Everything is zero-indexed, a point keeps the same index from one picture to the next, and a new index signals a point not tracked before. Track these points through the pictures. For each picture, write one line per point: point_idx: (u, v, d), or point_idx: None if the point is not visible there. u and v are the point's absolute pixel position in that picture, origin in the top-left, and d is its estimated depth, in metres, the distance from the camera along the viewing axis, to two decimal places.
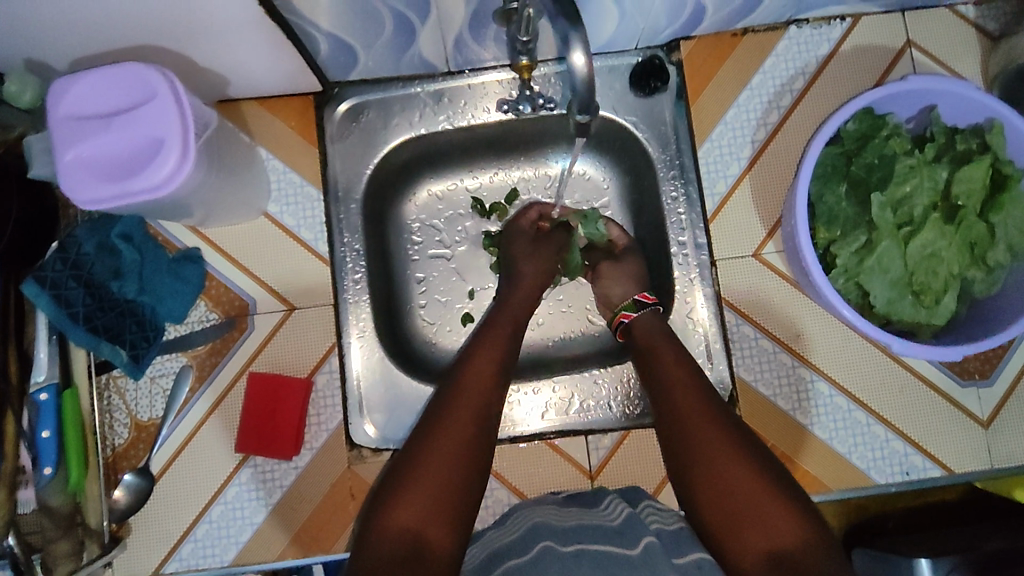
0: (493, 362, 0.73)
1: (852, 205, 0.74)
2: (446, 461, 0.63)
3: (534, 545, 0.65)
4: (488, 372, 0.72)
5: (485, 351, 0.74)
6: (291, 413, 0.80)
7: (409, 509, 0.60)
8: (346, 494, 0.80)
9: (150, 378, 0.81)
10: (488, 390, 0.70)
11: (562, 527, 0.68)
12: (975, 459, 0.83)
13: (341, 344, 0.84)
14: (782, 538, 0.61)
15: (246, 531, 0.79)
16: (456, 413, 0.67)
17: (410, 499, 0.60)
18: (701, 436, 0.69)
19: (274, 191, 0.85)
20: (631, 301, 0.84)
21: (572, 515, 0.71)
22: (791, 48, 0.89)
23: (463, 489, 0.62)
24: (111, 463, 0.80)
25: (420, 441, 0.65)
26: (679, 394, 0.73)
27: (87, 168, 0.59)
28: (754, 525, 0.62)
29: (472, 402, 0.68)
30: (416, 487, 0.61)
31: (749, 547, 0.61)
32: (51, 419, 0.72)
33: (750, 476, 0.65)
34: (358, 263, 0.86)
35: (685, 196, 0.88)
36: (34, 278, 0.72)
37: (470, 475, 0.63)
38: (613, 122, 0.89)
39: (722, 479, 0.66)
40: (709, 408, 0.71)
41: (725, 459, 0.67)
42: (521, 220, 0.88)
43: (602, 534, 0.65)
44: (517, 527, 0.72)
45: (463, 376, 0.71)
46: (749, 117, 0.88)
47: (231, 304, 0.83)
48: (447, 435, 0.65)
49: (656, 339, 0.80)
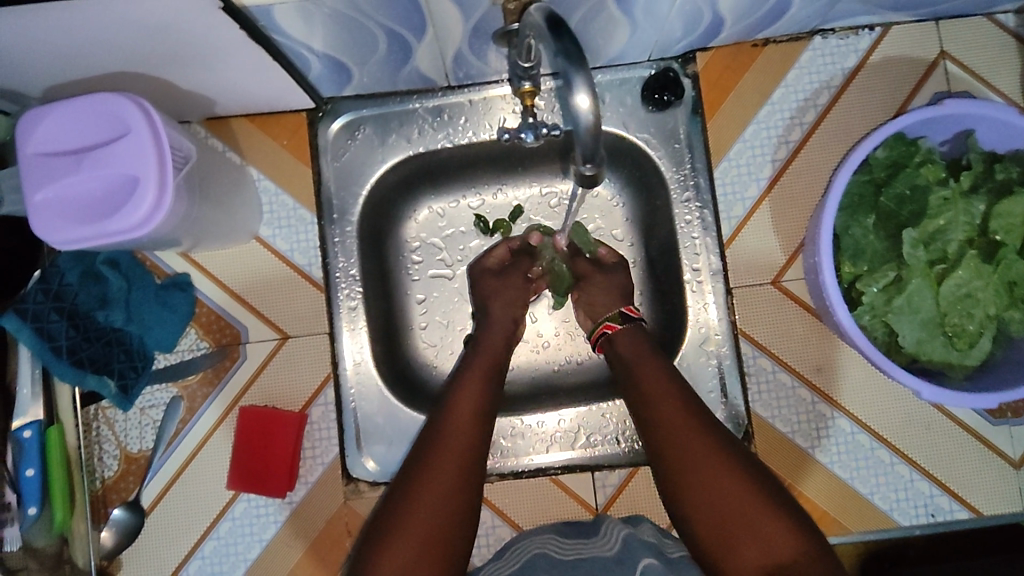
0: (479, 395, 0.68)
1: (880, 239, 0.70)
2: (432, 508, 0.59)
3: None
4: (475, 405, 0.67)
5: (472, 380, 0.70)
6: (285, 447, 0.77)
7: (397, 559, 0.56)
8: (341, 531, 0.77)
9: (140, 409, 0.78)
10: (476, 425, 0.66)
11: (561, 561, 0.65)
12: (1006, 501, 0.78)
13: (338, 373, 0.80)
14: (781, 552, 0.57)
15: (239, 567, 0.77)
16: (443, 452, 0.63)
17: (394, 548, 0.57)
18: (685, 452, 0.63)
19: (266, 214, 0.81)
20: (616, 312, 0.77)
21: (572, 545, 0.69)
22: (815, 60, 0.83)
23: (453, 534, 0.59)
24: (100, 496, 0.77)
25: (405, 486, 0.61)
26: (663, 404, 0.67)
27: (57, 208, 0.57)
28: (752, 542, 0.58)
29: (461, 439, 0.64)
30: (401, 535, 0.58)
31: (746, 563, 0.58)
32: (35, 459, 0.71)
33: (745, 494, 0.60)
34: (353, 289, 0.81)
35: (700, 219, 0.83)
36: (14, 311, 0.69)
37: (458, 522, 0.60)
38: (623, 139, 0.83)
39: (712, 495, 0.60)
40: (695, 420, 0.65)
41: (714, 472, 0.61)
42: (485, 262, 0.83)
43: (603, 566, 0.62)
44: (515, 558, 0.69)
45: (447, 411, 0.67)
46: (769, 135, 0.83)
47: (222, 332, 0.80)
48: (434, 477, 0.61)
49: (640, 349, 0.73)
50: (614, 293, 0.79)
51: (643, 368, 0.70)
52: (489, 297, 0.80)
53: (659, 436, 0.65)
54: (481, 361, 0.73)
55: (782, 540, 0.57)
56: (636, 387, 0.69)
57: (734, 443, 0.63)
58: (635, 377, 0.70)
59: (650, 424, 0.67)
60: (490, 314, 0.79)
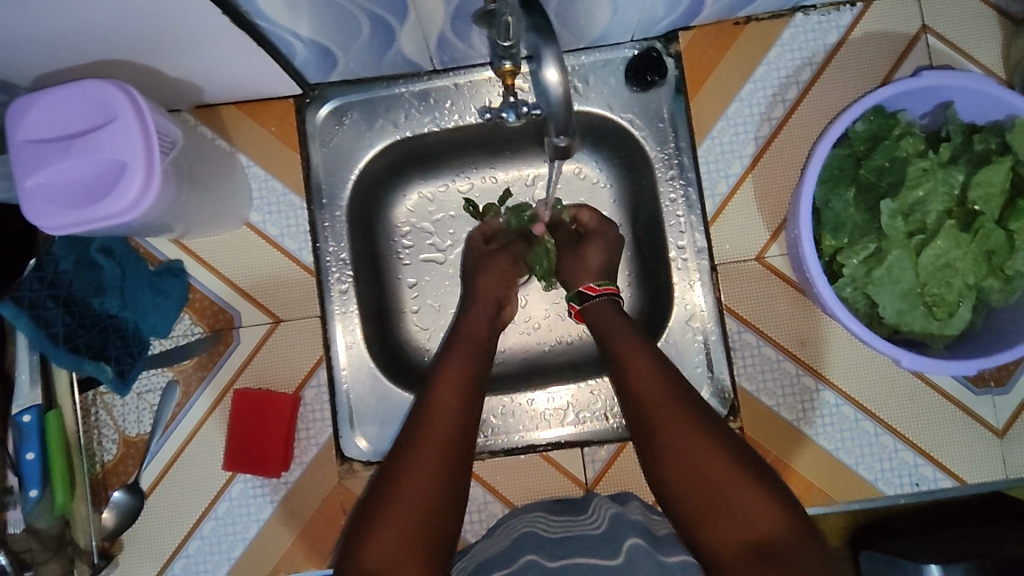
0: (461, 386, 0.69)
1: (860, 211, 0.70)
2: (416, 490, 0.60)
3: (519, 557, 0.63)
4: (457, 396, 0.68)
5: (454, 369, 0.71)
6: (279, 428, 0.78)
7: (385, 535, 0.58)
8: (337, 509, 0.79)
9: (136, 394, 0.80)
10: (458, 416, 0.66)
11: (549, 537, 0.66)
12: (989, 470, 0.79)
13: (330, 355, 0.81)
14: (763, 529, 0.57)
15: (237, 546, 0.78)
16: (427, 443, 0.63)
17: (380, 536, 0.58)
18: (663, 427, 0.63)
19: (256, 200, 0.83)
20: (576, 292, 0.78)
21: (560, 524, 0.70)
22: (797, 36, 0.83)
23: (441, 509, 0.61)
24: (100, 479, 0.79)
25: (390, 477, 0.62)
26: (653, 385, 0.67)
27: (49, 193, 0.59)
28: (732, 517, 0.58)
29: (439, 427, 0.65)
30: (388, 522, 0.59)
31: (726, 541, 0.58)
32: (35, 442, 0.72)
33: (725, 467, 0.60)
34: (344, 273, 0.83)
35: (685, 197, 0.84)
36: (11, 299, 0.70)
37: (443, 509, 0.61)
38: (608, 119, 0.84)
39: (691, 468, 0.61)
40: (675, 394, 0.65)
41: (693, 445, 0.61)
42: (473, 245, 0.84)
43: (587, 543, 0.63)
44: (505, 537, 0.70)
45: (429, 403, 0.67)
46: (752, 112, 0.83)
47: (215, 317, 0.81)
48: (419, 464, 0.62)
49: (623, 326, 0.73)
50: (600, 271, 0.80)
51: (630, 346, 0.70)
52: (473, 276, 0.82)
53: (642, 409, 0.66)
54: (466, 341, 0.75)
55: (766, 515, 0.58)
56: (618, 365, 0.70)
57: (711, 418, 0.64)
58: (615, 352, 0.71)
59: (629, 401, 0.67)
60: (477, 290, 0.81)
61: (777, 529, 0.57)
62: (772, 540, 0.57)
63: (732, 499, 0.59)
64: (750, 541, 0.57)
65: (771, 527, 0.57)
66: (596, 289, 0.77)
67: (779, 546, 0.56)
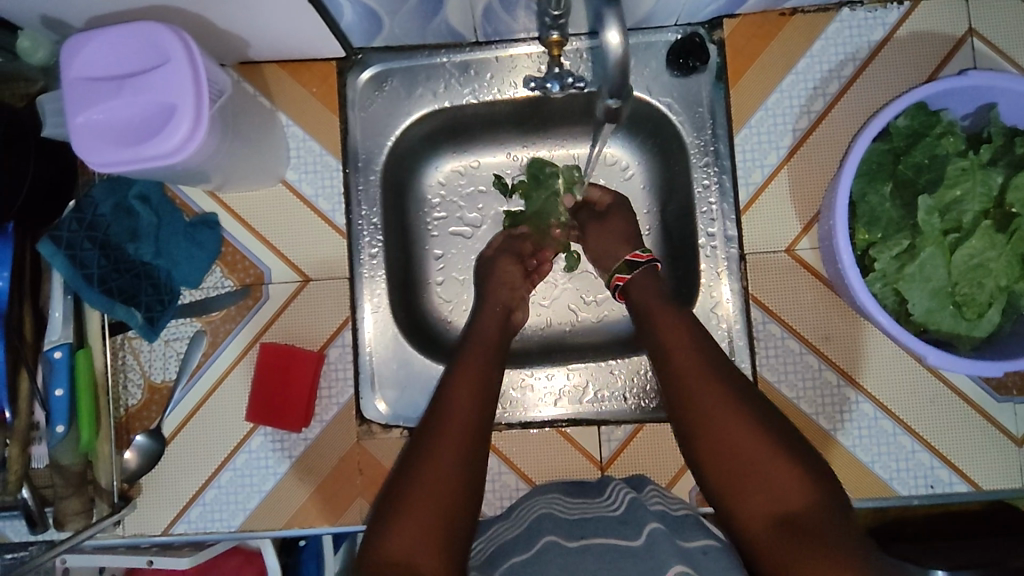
0: (478, 373, 0.71)
1: (896, 207, 0.71)
2: (443, 465, 0.62)
3: (538, 540, 0.63)
4: (474, 388, 0.69)
5: (471, 364, 0.72)
6: (303, 384, 0.79)
7: (413, 513, 0.58)
8: (354, 468, 0.80)
9: (164, 341, 0.81)
10: (478, 394, 0.68)
11: (566, 520, 0.66)
12: (1006, 478, 0.79)
13: (355, 317, 0.83)
14: (793, 500, 0.58)
15: (254, 498, 0.79)
16: (444, 436, 0.64)
17: (410, 510, 0.59)
18: (695, 405, 0.65)
19: (293, 158, 0.83)
20: (624, 262, 0.80)
21: (576, 505, 0.70)
22: (842, 31, 0.83)
23: (460, 494, 0.61)
24: (124, 423, 0.80)
25: (410, 468, 0.62)
26: (680, 359, 0.68)
27: (100, 131, 0.59)
28: (760, 488, 0.59)
29: (463, 411, 0.66)
30: (414, 502, 0.59)
31: (756, 512, 0.59)
32: (64, 378, 0.72)
33: (748, 440, 0.61)
34: (375, 237, 0.85)
35: (718, 185, 0.84)
36: (49, 237, 0.71)
37: (461, 497, 0.61)
38: (647, 104, 0.85)
39: (723, 439, 0.62)
40: (709, 375, 0.66)
41: (726, 424, 0.63)
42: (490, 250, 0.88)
43: (606, 525, 0.64)
44: (523, 518, 0.69)
45: (447, 391, 0.69)
46: (791, 104, 0.83)
47: (246, 272, 0.82)
48: (434, 457, 0.62)
49: (656, 301, 0.75)
50: (617, 243, 0.83)
51: (663, 317, 0.72)
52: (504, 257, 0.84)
53: (679, 394, 0.66)
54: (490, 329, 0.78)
55: (792, 489, 0.58)
56: (654, 341, 0.71)
57: (742, 392, 0.65)
58: (659, 341, 0.71)
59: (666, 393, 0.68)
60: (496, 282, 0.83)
61: (807, 500, 0.58)
62: (802, 512, 0.57)
63: (759, 473, 0.60)
64: (780, 512, 0.58)
65: (801, 500, 0.58)
66: (642, 258, 0.79)
67: (811, 519, 0.56)
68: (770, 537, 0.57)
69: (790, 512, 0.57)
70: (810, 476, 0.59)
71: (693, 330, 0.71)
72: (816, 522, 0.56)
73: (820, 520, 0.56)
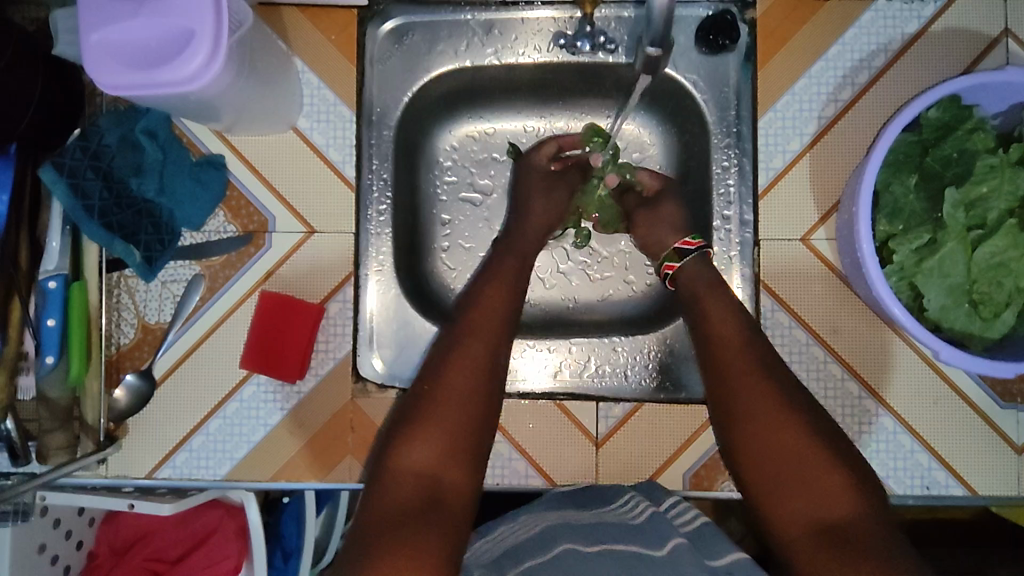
0: (500, 306, 0.70)
1: (920, 199, 0.69)
2: (460, 400, 0.62)
3: (556, 545, 0.62)
4: (495, 319, 0.69)
5: (493, 296, 0.71)
6: (301, 336, 0.78)
7: (428, 444, 0.60)
8: (345, 426, 0.78)
9: (161, 282, 0.79)
10: (496, 328, 0.68)
11: (582, 526, 0.66)
12: (1003, 485, 0.78)
13: (359, 275, 0.81)
14: (837, 508, 0.57)
15: (242, 448, 0.78)
16: (461, 368, 0.64)
17: (424, 439, 0.60)
18: (736, 394, 0.64)
19: (305, 106, 0.81)
20: (673, 249, 0.77)
21: (588, 511, 0.70)
22: (876, 20, 0.81)
23: (473, 426, 0.62)
24: (114, 361, 0.78)
25: (425, 395, 0.63)
26: (725, 348, 0.67)
27: (113, 52, 0.57)
28: (803, 492, 0.59)
29: (481, 344, 0.66)
30: (428, 431, 0.61)
31: (796, 516, 0.59)
32: (56, 309, 0.70)
33: (790, 431, 0.61)
34: (384, 194, 0.83)
35: (737, 166, 0.82)
36: (52, 164, 0.70)
37: (473, 429, 0.62)
38: (672, 79, 0.84)
39: (766, 438, 0.62)
40: (751, 360, 0.66)
41: (770, 418, 0.62)
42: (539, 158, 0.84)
43: (621, 532, 0.65)
44: (533, 522, 0.68)
45: (468, 322, 0.68)
46: (819, 91, 0.81)
47: (250, 219, 0.80)
48: (456, 387, 0.63)
49: (704, 289, 0.73)
50: None
51: (705, 305, 0.71)
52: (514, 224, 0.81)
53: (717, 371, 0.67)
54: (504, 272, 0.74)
55: (838, 496, 0.58)
56: (699, 329, 0.70)
57: (781, 375, 0.65)
58: (704, 327, 0.70)
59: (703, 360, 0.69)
60: (519, 237, 0.80)
61: (853, 511, 0.57)
62: (845, 521, 0.56)
63: (800, 474, 0.59)
64: (820, 520, 0.58)
65: (846, 507, 0.57)
66: (694, 244, 0.76)
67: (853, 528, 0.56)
68: (808, 541, 0.57)
69: (834, 521, 0.57)
70: (858, 485, 0.58)
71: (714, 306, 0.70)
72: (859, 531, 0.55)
73: (862, 525, 0.56)
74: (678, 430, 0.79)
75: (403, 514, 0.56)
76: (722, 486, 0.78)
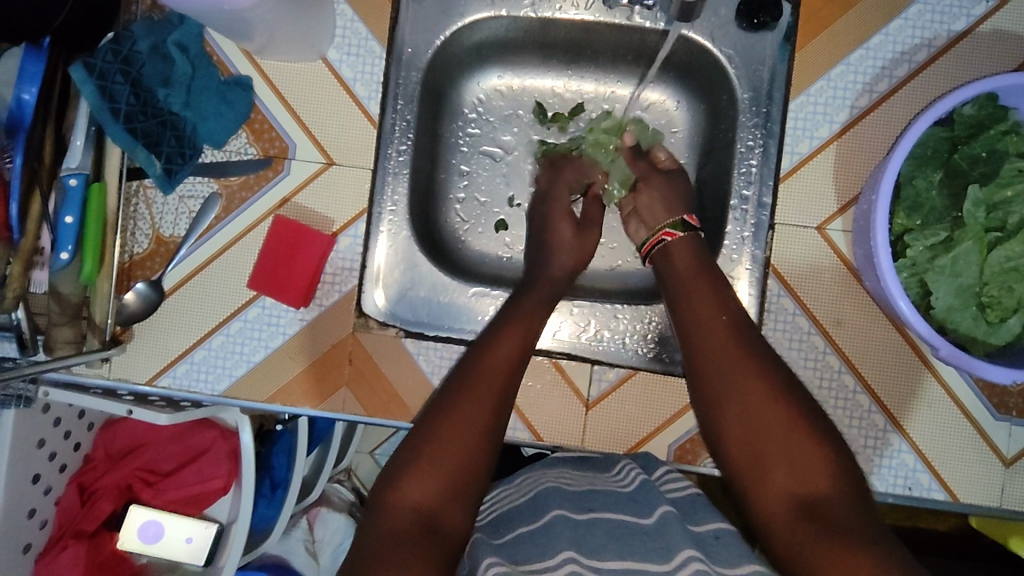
0: (517, 338, 0.69)
1: (942, 196, 0.69)
2: (468, 437, 0.61)
3: (545, 511, 0.62)
4: (510, 354, 0.68)
5: (513, 327, 0.70)
6: (308, 263, 0.79)
7: (428, 479, 0.58)
8: (342, 358, 0.80)
9: (179, 196, 0.80)
10: (511, 367, 0.67)
11: (573, 493, 0.65)
12: (985, 496, 0.78)
13: (374, 212, 0.81)
14: (816, 485, 0.57)
15: (241, 366, 0.79)
16: (471, 400, 0.63)
17: (424, 473, 0.59)
18: (717, 377, 0.64)
19: (337, 37, 0.81)
20: (677, 220, 0.77)
21: (582, 478, 0.69)
22: (924, 14, 0.79)
23: (478, 468, 0.60)
24: (126, 269, 0.80)
25: (431, 425, 0.62)
26: (709, 329, 0.67)
27: None
28: (784, 469, 0.58)
29: (494, 379, 0.65)
30: (429, 463, 0.59)
31: (777, 493, 0.58)
32: (75, 207, 0.72)
33: (775, 414, 0.60)
34: (405, 136, 0.83)
35: (762, 148, 0.81)
36: (82, 64, 0.71)
37: (478, 467, 0.60)
38: (708, 51, 0.83)
39: (746, 418, 0.61)
40: (735, 344, 0.65)
41: (749, 395, 0.62)
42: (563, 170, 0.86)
43: (615, 501, 0.63)
44: (527, 489, 0.68)
45: (483, 351, 0.68)
46: (855, 80, 0.80)
47: (271, 143, 0.80)
48: (461, 429, 0.61)
49: (694, 265, 0.72)
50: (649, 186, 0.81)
51: (693, 285, 0.70)
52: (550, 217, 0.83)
53: (699, 356, 0.66)
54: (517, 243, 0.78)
55: (820, 475, 0.57)
56: (682, 309, 0.70)
57: (767, 358, 0.64)
58: (687, 304, 0.69)
59: (687, 341, 0.68)
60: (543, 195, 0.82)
61: (833, 490, 0.56)
62: (826, 499, 0.56)
63: (785, 451, 0.59)
64: (801, 496, 0.57)
65: (826, 485, 0.57)
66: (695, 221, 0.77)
67: (834, 507, 0.55)
68: (789, 520, 0.56)
69: (814, 498, 0.56)
70: (838, 463, 0.58)
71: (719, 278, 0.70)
72: (839, 509, 0.55)
73: (841, 506, 0.55)
74: (669, 403, 0.79)
75: (399, 541, 0.54)
76: (705, 463, 0.79)
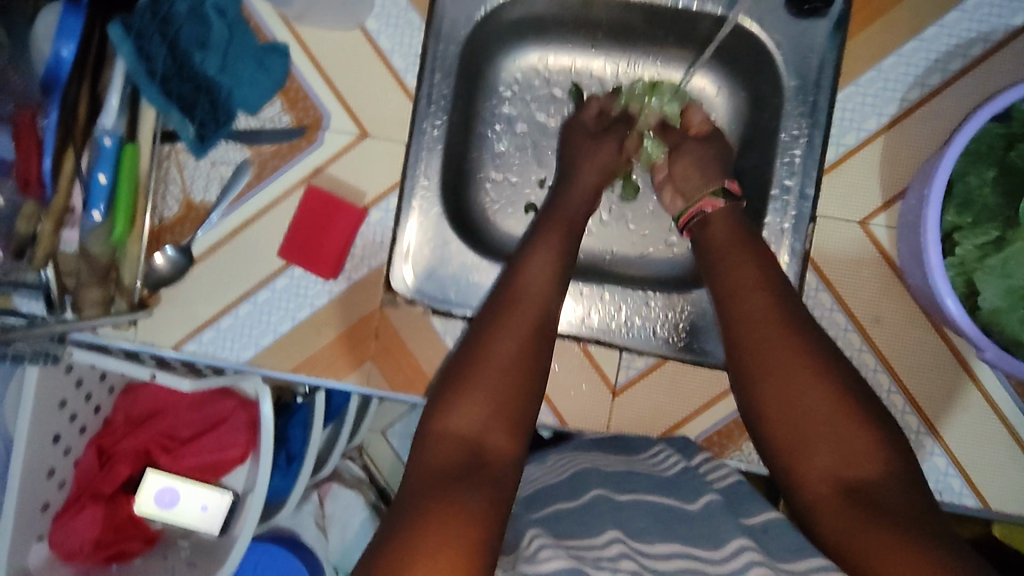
0: (547, 273, 0.68)
1: (995, 194, 0.66)
2: (506, 368, 0.60)
3: (586, 491, 0.60)
4: (542, 288, 0.67)
5: (541, 265, 0.69)
6: (339, 235, 0.78)
7: (473, 409, 0.58)
8: (369, 333, 0.79)
9: (211, 161, 0.79)
10: (545, 300, 0.66)
11: (612, 473, 0.63)
12: (1017, 504, 0.76)
13: (405, 185, 0.81)
14: (863, 469, 0.55)
15: (268, 335, 0.79)
16: (506, 334, 0.62)
17: (468, 404, 0.58)
18: (758, 347, 0.62)
19: (376, 6, 0.79)
20: (717, 187, 0.75)
21: (618, 459, 0.68)
22: (982, 7, 0.77)
23: (521, 398, 0.60)
24: (155, 233, 0.79)
25: (469, 360, 0.61)
26: (750, 301, 0.64)
27: None
28: (828, 450, 0.57)
29: (525, 314, 0.64)
30: (470, 395, 0.58)
31: (820, 475, 0.57)
32: (108, 164, 0.71)
33: (819, 391, 0.58)
34: (440, 110, 0.82)
35: (807, 138, 0.79)
36: (121, 23, 0.70)
37: (521, 397, 0.60)
38: (755, 36, 0.81)
39: (789, 394, 0.59)
40: (776, 313, 0.63)
41: (792, 365, 0.60)
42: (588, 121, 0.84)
43: (656, 483, 0.62)
44: (563, 468, 0.67)
45: (513, 287, 0.67)
46: (907, 72, 0.77)
47: (305, 112, 0.79)
48: (497, 361, 0.60)
49: (736, 237, 0.70)
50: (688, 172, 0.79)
51: (734, 258, 0.68)
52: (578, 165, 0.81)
53: (738, 328, 0.64)
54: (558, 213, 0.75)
55: (867, 457, 0.56)
56: (722, 279, 0.68)
57: (809, 329, 0.63)
58: (728, 276, 0.67)
59: (726, 314, 0.66)
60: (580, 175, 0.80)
61: (880, 472, 0.55)
62: (873, 483, 0.55)
63: (831, 430, 0.57)
64: (845, 479, 0.56)
65: (873, 468, 0.55)
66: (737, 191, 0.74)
67: (880, 491, 0.54)
68: (833, 503, 0.55)
69: (859, 482, 0.55)
70: (886, 446, 0.56)
71: (763, 263, 0.68)
72: (886, 493, 0.54)
73: (890, 489, 0.54)
74: (697, 394, 0.78)
75: (448, 474, 0.54)
76: (730, 456, 0.78)
